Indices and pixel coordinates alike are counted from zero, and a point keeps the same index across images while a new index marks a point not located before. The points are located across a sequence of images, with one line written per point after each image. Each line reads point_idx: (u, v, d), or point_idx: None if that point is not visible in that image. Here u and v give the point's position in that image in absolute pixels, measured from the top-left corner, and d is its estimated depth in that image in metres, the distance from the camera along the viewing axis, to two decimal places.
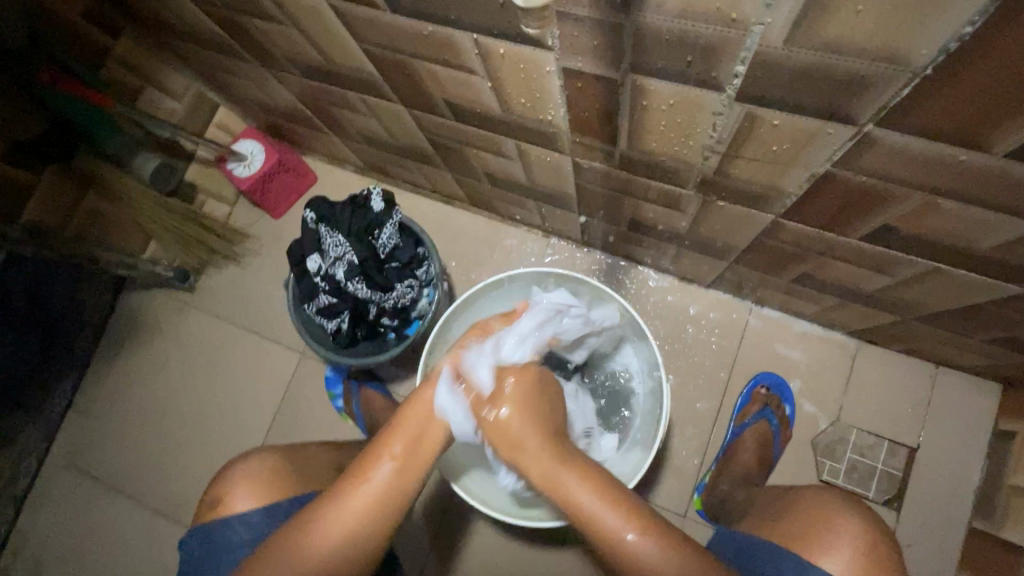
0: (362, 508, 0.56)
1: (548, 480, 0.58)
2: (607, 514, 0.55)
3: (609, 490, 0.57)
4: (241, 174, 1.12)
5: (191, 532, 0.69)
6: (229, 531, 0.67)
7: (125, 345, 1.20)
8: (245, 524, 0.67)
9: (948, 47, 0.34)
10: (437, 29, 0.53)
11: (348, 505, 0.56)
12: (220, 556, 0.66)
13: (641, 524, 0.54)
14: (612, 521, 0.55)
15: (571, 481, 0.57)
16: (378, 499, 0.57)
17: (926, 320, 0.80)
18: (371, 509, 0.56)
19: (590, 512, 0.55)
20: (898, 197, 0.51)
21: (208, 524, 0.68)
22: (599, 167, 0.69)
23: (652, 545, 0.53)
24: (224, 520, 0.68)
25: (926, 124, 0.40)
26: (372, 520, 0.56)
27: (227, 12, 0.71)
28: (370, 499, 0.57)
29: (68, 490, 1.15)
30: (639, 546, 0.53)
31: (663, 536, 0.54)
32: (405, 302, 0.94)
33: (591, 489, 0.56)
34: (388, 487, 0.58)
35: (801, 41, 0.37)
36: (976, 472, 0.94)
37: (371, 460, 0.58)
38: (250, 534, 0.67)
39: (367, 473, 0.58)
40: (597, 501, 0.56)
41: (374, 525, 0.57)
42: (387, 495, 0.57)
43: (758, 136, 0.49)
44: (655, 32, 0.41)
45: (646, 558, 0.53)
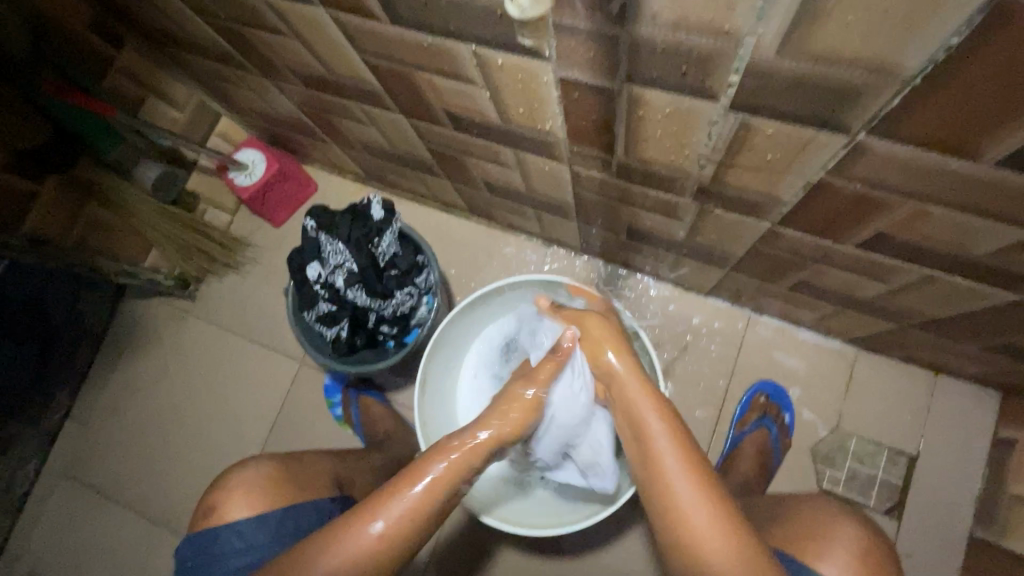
0: (376, 542, 0.55)
1: (634, 408, 0.62)
2: (677, 468, 0.56)
3: (690, 447, 0.58)
4: (242, 183, 1.13)
5: (186, 541, 0.69)
6: (226, 539, 0.67)
7: (124, 354, 1.20)
8: (238, 533, 0.67)
9: (936, 57, 0.35)
10: (436, 41, 0.53)
11: (355, 540, 0.55)
12: (213, 566, 0.66)
13: (705, 490, 0.54)
14: (677, 473, 0.56)
15: (653, 424, 0.60)
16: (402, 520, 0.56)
17: (923, 328, 0.80)
18: (383, 544, 0.55)
19: (660, 454, 0.57)
20: (892, 205, 0.51)
21: (202, 533, 0.68)
22: (597, 175, 0.70)
23: (706, 512, 0.53)
24: (217, 530, 0.68)
25: (917, 133, 0.41)
26: (382, 555, 0.55)
27: (230, 24, 0.72)
28: (383, 535, 0.55)
29: (65, 500, 1.14)
30: (691, 504, 0.54)
31: (722, 509, 0.53)
32: (404, 309, 0.95)
33: (670, 434, 0.58)
34: (405, 522, 0.56)
35: (793, 52, 0.37)
36: (977, 480, 0.94)
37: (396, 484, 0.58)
38: (243, 543, 0.66)
39: (380, 506, 0.56)
40: (673, 453, 0.57)
41: (384, 560, 0.55)
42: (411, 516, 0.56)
43: (752, 144, 0.50)
44: (649, 43, 0.42)
45: (695, 521, 0.53)
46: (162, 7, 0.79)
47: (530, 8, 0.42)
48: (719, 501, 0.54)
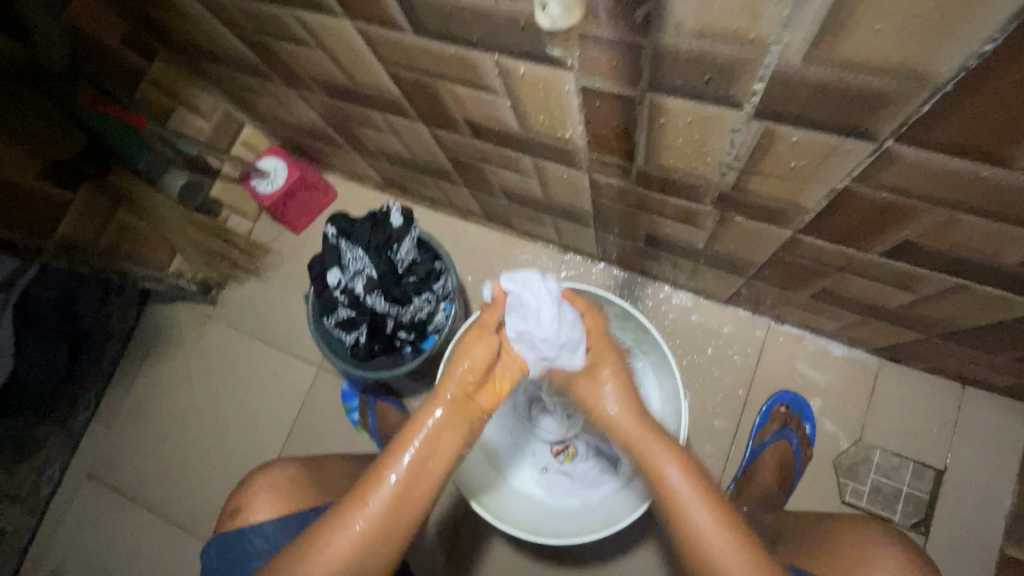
0: (365, 533, 0.55)
1: (644, 447, 0.64)
2: (693, 501, 0.58)
3: (701, 477, 0.60)
4: (264, 191, 1.14)
5: (212, 542, 0.70)
6: (246, 542, 0.67)
7: (148, 356, 1.23)
8: (262, 535, 0.67)
9: (968, 64, 0.34)
10: (459, 51, 0.54)
11: (346, 532, 0.54)
12: (236, 567, 0.66)
13: (721, 512, 0.57)
14: (693, 504, 0.58)
15: (665, 462, 0.62)
16: (379, 522, 0.55)
17: (951, 338, 0.79)
18: (373, 534, 0.55)
19: (677, 490, 0.59)
20: (920, 213, 0.50)
21: (227, 534, 0.69)
22: (616, 183, 0.70)
23: (725, 536, 0.55)
24: (242, 531, 0.68)
25: (946, 140, 0.40)
26: (374, 546, 0.55)
27: (257, 36, 0.74)
28: (371, 525, 0.55)
29: (89, 500, 1.17)
30: (710, 530, 0.56)
31: (738, 531, 0.56)
32: (422, 315, 0.96)
33: (681, 470, 0.61)
34: (388, 519, 0.56)
35: (820, 59, 0.37)
36: (1007, 495, 0.92)
37: (371, 482, 0.57)
38: (266, 545, 0.66)
39: (366, 497, 0.56)
40: (687, 486, 0.59)
41: (378, 551, 0.55)
42: (389, 516, 0.56)
43: (776, 152, 0.49)
44: (674, 52, 0.42)
45: (718, 547, 0.55)
46: (192, 21, 0.81)
47: (562, 19, 0.40)
48: (737, 523, 0.56)
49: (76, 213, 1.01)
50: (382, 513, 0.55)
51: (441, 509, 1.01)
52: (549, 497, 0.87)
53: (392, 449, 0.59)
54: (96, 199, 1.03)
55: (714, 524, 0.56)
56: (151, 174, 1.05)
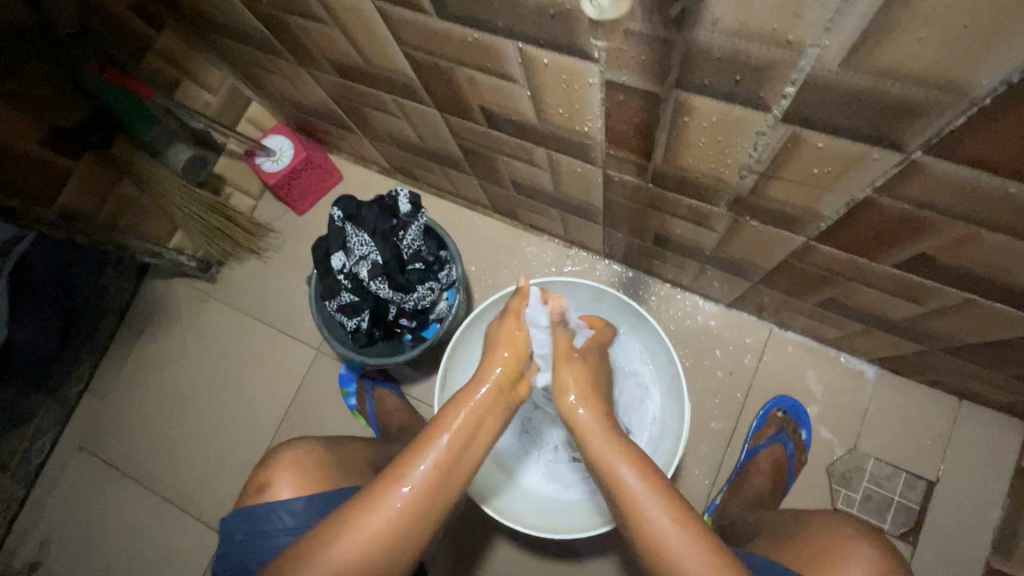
0: (400, 511, 0.54)
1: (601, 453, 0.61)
2: (645, 496, 0.56)
3: (654, 472, 0.58)
4: (269, 169, 1.14)
5: (237, 513, 0.69)
6: (263, 517, 0.67)
7: (143, 331, 1.22)
8: (284, 512, 0.67)
9: (1008, 80, 0.34)
10: (482, 37, 0.53)
11: (382, 508, 0.54)
12: (260, 542, 0.66)
13: (676, 507, 0.55)
14: (673, 536, 0.53)
15: (620, 463, 0.59)
16: (420, 494, 0.55)
17: (953, 352, 0.79)
18: (410, 510, 0.54)
19: (631, 490, 0.57)
20: (941, 226, 0.50)
21: (253, 507, 0.69)
22: (630, 180, 0.69)
23: (679, 531, 0.53)
24: (269, 506, 0.68)
25: (976, 154, 0.40)
26: (410, 522, 0.54)
27: (271, 10, 0.72)
28: (408, 500, 0.54)
29: (79, 473, 1.16)
30: (665, 525, 0.54)
31: (693, 528, 0.54)
32: (425, 304, 0.94)
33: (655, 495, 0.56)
34: (427, 499, 0.55)
35: (856, 65, 0.37)
36: (996, 510, 0.92)
37: (414, 453, 0.57)
38: (293, 522, 0.66)
39: (403, 471, 0.55)
40: (641, 484, 0.57)
41: (412, 527, 0.54)
42: (424, 497, 0.55)
43: (798, 157, 0.49)
44: (706, 50, 0.41)
45: (667, 543, 0.53)
46: None
47: (610, 9, 0.40)
48: (689, 518, 0.54)
49: (79, 179, 1.00)
50: (425, 486, 0.55)
51: None
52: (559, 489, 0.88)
53: (431, 430, 0.59)
54: (99, 167, 1.02)
55: (668, 519, 0.54)
56: (155, 146, 1.04)
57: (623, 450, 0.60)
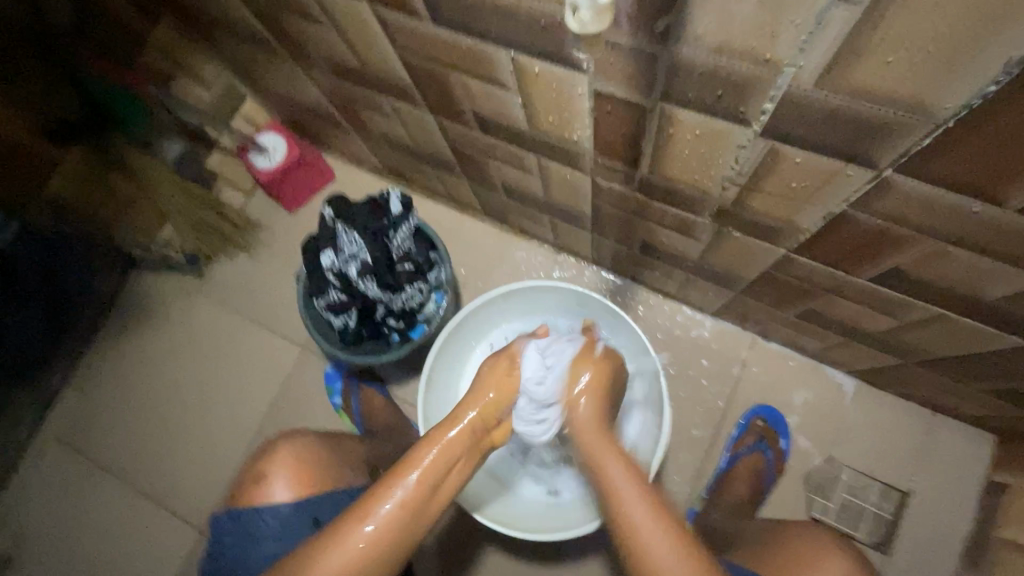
0: (369, 544, 0.55)
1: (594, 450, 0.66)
2: (615, 466, 0.63)
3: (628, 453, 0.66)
4: (262, 166, 1.13)
5: (224, 514, 0.71)
6: (257, 517, 0.69)
7: (128, 324, 1.21)
8: (274, 514, 0.69)
9: (971, 103, 0.35)
10: (476, 44, 0.54)
11: (352, 539, 0.55)
12: (248, 546, 0.68)
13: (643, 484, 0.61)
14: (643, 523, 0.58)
15: (603, 443, 0.66)
16: (390, 525, 0.56)
17: (926, 366, 0.81)
18: (382, 539, 0.56)
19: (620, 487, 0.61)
20: (912, 242, 0.52)
21: (242, 510, 0.70)
22: (617, 188, 0.71)
23: (643, 503, 0.59)
24: (259, 509, 0.69)
25: (943, 173, 0.42)
26: (383, 546, 0.56)
27: (269, 9, 0.73)
28: (381, 529, 0.56)
29: (57, 467, 1.14)
30: (634, 500, 0.59)
31: (657, 505, 0.59)
32: (412, 304, 0.95)
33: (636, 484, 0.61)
34: (396, 525, 0.56)
35: (831, 86, 0.38)
36: (968, 521, 0.94)
37: (387, 484, 0.58)
38: (279, 525, 0.68)
39: (376, 503, 0.57)
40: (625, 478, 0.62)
41: (387, 550, 0.56)
42: (396, 521, 0.56)
43: (778, 171, 0.51)
44: (689, 65, 0.42)
45: (633, 508, 0.59)
46: None
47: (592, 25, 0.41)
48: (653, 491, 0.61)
49: (67, 172, 0.99)
50: (394, 516, 0.56)
51: None
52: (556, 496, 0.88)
53: (402, 465, 0.60)
54: (88, 160, 1.01)
55: (635, 492, 0.60)
56: (149, 141, 1.08)
57: (602, 433, 0.68)
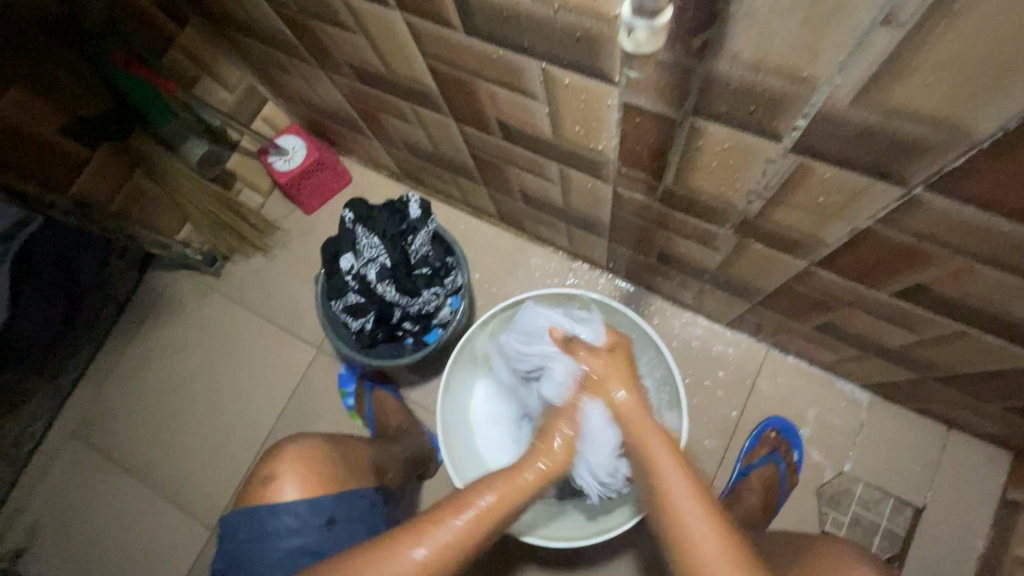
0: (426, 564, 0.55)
1: (643, 445, 0.63)
2: (674, 476, 0.58)
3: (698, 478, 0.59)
4: (280, 167, 1.15)
5: (238, 511, 0.71)
6: (276, 514, 0.69)
7: (144, 321, 1.22)
8: (292, 513, 0.69)
9: (1008, 126, 0.36)
10: (507, 54, 0.55)
11: (408, 556, 0.55)
12: (265, 542, 0.69)
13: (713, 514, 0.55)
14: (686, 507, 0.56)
15: (660, 454, 0.61)
16: (441, 552, 0.55)
17: (944, 381, 0.81)
18: (441, 561, 0.55)
19: (664, 471, 0.59)
20: (938, 259, 0.52)
21: (254, 508, 0.70)
22: (639, 199, 0.72)
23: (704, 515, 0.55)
24: (272, 506, 0.70)
25: (975, 193, 0.42)
26: (442, 567, 0.55)
27: (298, 14, 0.74)
28: (438, 551, 0.55)
29: (70, 461, 1.15)
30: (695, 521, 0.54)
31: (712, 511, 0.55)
32: (429, 308, 0.95)
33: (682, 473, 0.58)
34: (448, 556, 0.56)
35: (867, 104, 0.39)
36: (981, 538, 0.94)
37: (447, 509, 0.58)
38: (296, 523, 0.69)
39: (433, 527, 0.57)
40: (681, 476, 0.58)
41: (444, 568, 0.55)
42: (450, 549, 0.56)
43: (805, 186, 0.51)
44: (724, 80, 0.43)
45: (699, 531, 0.54)
46: None
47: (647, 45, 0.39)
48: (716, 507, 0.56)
49: (92, 170, 1.01)
50: (446, 544, 0.56)
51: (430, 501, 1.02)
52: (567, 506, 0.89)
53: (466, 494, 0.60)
54: (114, 159, 1.03)
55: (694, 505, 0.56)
56: (171, 140, 1.05)
57: (664, 441, 0.62)
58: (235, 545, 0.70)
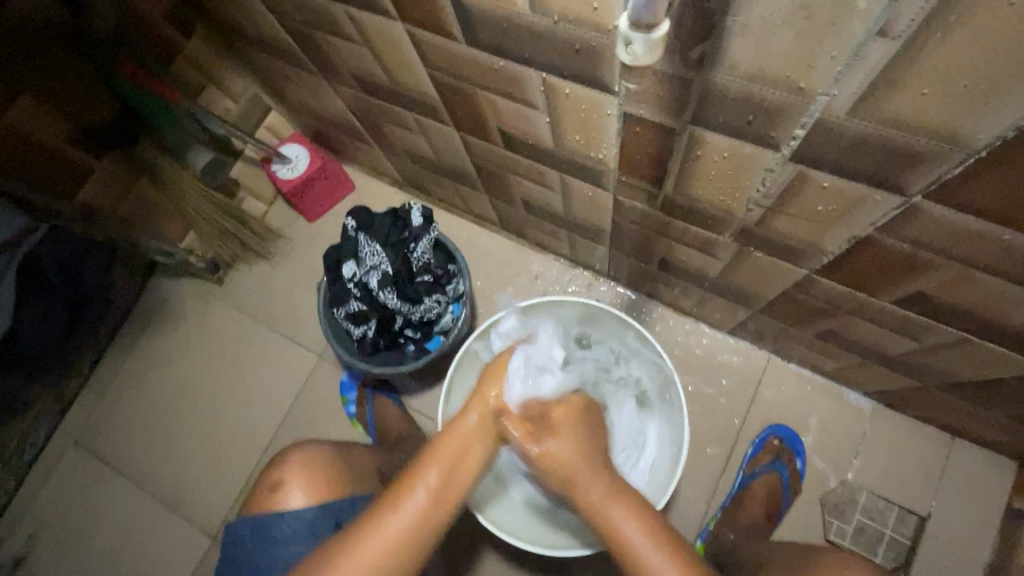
0: (399, 535, 0.54)
1: (600, 512, 0.57)
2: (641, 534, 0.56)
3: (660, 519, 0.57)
4: (284, 176, 1.15)
5: (245, 519, 0.71)
6: (283, 522, 0.69)
7: (148, 328, 1.23)
8: (298, 519, 0.69)
9: (1005, 135, 0.36)
10: (508, 65, 0.56)
11: (384, 529, 0.54)
12: (272, 550, 0.67)
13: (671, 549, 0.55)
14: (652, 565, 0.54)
15: (624, 520, 0.56)
16: (410, 531, 0.54)
17: (947, 389, 0.81)
18: (414, 531, 0.55)
19: (634, 547, 0.55)
20: (938, 267, 0.52)
21: (263, 517, 0.70)
22: (639, 207, 0.72)
23: (665, 558, 0.54)
24: (281, 513, 0.69)
25: (973, 202, 0.42)
26: (415, 542, 0.54)
27: (301, 25, 0.75)
28: (409, 520, 0.55)
29: (72, 468, 1.16)
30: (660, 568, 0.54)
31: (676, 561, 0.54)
32: (431, 316, 0.96)
33: (639, 524, 0.56)
34: (417, 532, 0.55)
35: (863, 114, 0.39)
36: (987, 548, 0.93)
37: (404, 489, 0.56)
38: (303, 529, 0.68)
39: (403, 497, 0.55)
40: (641, 535, 0.55)
41: (416, 539, 0.55)
42: (418, 527, 0.55)
43: (804, 194, 0.51)
44: (722, 91, 0.43)
45: None
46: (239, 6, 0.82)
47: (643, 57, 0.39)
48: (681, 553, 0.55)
49: (98, 179, 1.02)
50: (413, 522, 0.55)
51: None
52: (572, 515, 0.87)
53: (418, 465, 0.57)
54: (120, 167, 1.04)
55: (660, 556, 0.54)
56: (178, 148, 1.08)
57: (622, 504, 0.57)
58: (240, 555, 0.69)
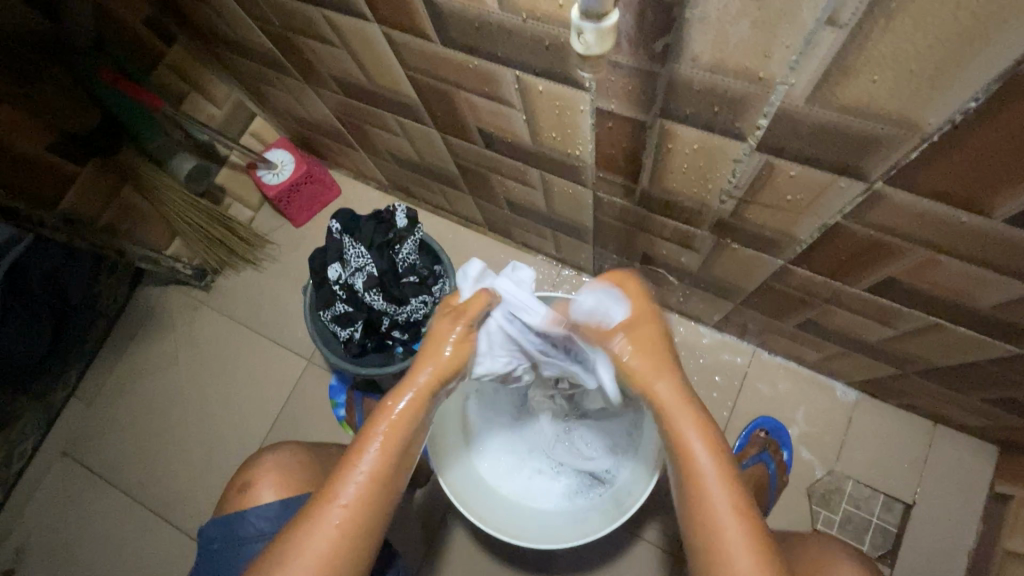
0: (345, 522, 0.52)
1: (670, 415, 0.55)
2: (708, 468, 0.52)
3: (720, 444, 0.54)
4: (269, 182, 1.17)
5: (213, 523, 0.71)
6: (248, 520, 0.69)
7: (135, 337, 1.22)
8: (260, 517, 0.68)
9: (954, 118, 0.38)
10: (482, 64, 0.57)
11: (323, 527, 0.52)
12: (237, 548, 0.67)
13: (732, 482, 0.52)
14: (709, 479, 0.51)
15: (688, 428, 0.54)
16: (356, 509, 0.53)
17: (925, 376, 0.82)
18: (352, 521, 0.53)
19: (695, 455, 0.53)
20: (903, 252, 0.54)
21: (228, 515, 0.70)
22: (619, 202, 0.73)
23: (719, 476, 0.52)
24: (243, 512, 0.69)
25: (930, 185, 0.44)
26: (365, 522, 0.53)
27: (280, 29, 0.76)
28: (350, 509, 0.53)
29: (60, 479, 1.15)
30: (722, 504, 0.50)
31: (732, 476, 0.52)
32: (418, 317, 0.95)
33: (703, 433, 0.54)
34: (360, 510, 0.53)
35: (822, 102, 0.40)
36: (971, 533, 0.94)
37: (343, 469, 0.54)
38: (264, 526, 0.68)
39: (338, 486, 0.53)
40: (704, 447, 0.53)
41: (368, 518, 0.53)
42: (365, 503, 0.53)
43: (773, 184, 0.52)
44: (687, 83, 0.45)
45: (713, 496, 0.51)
46: (219, 12, 0.82)
47: (596, 47, 0.39)
48: (739, 482, 0.52)
49: (82, 186, 1.01)
50: (359, 500, 0.53)
51: (422, 508, 1.01)
52: (569, 502, 0.87)
53: (357, 446, 0.56)
54: (102, 176, 1.03)
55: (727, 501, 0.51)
56: (160, 156, 1.07)
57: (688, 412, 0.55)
58: (208, 556, 0.69)
